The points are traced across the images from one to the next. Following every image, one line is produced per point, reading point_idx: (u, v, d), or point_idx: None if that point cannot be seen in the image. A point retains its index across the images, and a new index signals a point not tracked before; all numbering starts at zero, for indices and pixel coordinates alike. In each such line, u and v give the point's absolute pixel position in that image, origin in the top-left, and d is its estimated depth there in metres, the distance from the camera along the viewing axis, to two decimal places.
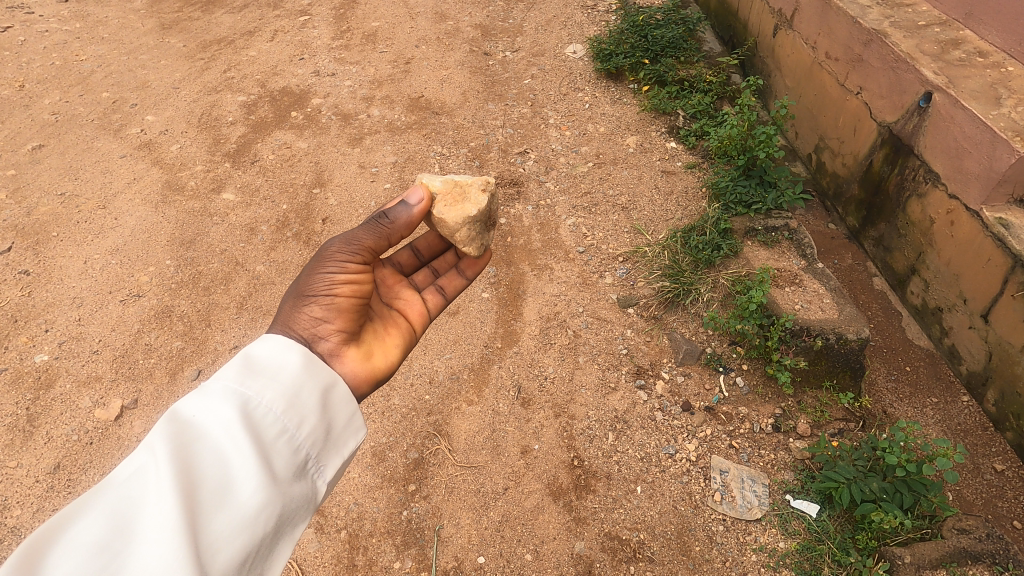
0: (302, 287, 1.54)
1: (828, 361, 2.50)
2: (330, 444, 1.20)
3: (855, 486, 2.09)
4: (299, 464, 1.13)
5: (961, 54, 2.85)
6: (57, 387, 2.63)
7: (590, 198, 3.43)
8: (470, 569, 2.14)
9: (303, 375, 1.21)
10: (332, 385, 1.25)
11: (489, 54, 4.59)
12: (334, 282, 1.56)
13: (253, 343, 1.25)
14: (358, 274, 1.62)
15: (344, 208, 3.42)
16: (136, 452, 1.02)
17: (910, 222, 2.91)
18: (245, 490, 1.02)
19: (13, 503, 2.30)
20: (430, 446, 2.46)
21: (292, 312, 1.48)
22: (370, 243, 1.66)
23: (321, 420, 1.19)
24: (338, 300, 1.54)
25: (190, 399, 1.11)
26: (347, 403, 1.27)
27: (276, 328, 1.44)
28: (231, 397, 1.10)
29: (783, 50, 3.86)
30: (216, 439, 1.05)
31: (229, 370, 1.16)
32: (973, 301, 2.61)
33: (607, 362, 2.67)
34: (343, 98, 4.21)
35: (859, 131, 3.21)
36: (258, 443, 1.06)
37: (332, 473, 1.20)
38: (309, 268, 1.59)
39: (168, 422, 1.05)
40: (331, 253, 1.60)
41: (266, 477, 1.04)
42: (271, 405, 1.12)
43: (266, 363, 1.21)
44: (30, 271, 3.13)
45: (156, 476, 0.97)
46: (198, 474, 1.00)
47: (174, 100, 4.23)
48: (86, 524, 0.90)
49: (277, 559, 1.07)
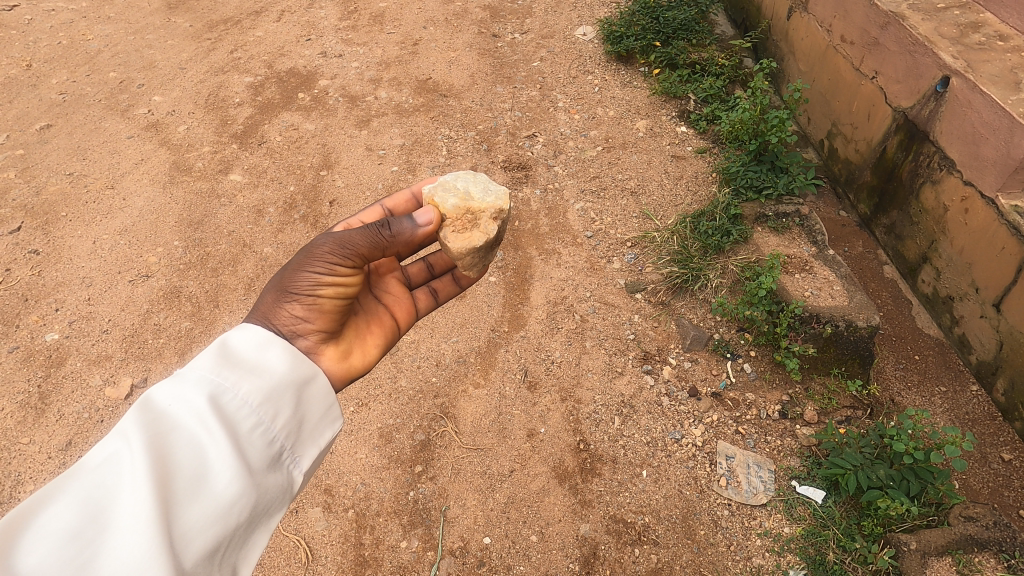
0: (287, 278, 1.49)
1: (837, 349, 2.48)
2: (305, 436, 1.22)
3: (862, 473, 2.10)
4: (275, 456, 1.14)
5: (981, 38, 2.79)
6: (68, 366, 2.66)
7: (599, 182, 3.40)
8: (476, 549, 2.16)
9: (282, 371, 1.21)
10: (309, 378, 1.26)
11: (497, 36, 4.53)
12: (318, 282, 1.50)
13: (231, 333, 1.25)
14: (346, 276, 1.55)
15: (352, 191, 3.41)
16: (110, 440, 1.02)
17: (924, 209, 2.87)
18: (220, 480, 1.02)
19: (27, 479, 2.34)
20: (436, 428, 2.47)
21: (272, 305, 1.45)
22: (363, 249, 1.55)
23: (295, 412, 1.20)
24: (321, 301, 1.50)
25: (165, 387, 1.10)
26: (324, 396, 1.28)
27: (253, 319, 1.41)
28: (207, 387, 1.10)
29: (797, 33, 3.79)
30: (191, 429, 1.05)
31: (206, 360, 1.15)
32: (986, 290, 2.58)
33: (614, 347, 2.66)
34: (350, 80, 4.18)
35: (873, 117, 3.16)
36: (234, 434, 1.07)
37: (307, 464, 1.22)
38: (296, 260, 1.53)
39: (142, 411, 1.05)
40: (321, 252, 1.51)
41: (241, 467, 1.05)
42: (247, 397, 1.13)
43: (243, 355, 1.21)
44: (39, 251, 3.14)
45: (130, 464, 0.98)
46: (173, 463, 1.01)
47: (181, 80, 4.21)
48: (59, 510, 0.91)
49: (253, 548, 1.09)
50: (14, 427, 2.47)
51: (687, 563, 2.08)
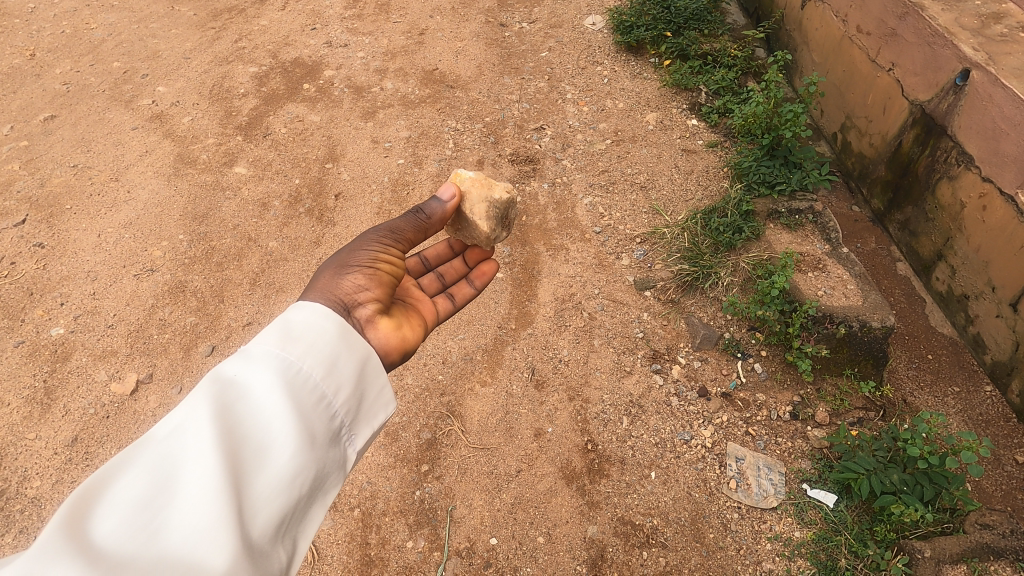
0: (344, 257, 1.52)
1: (850, 349, 2.44)
2: (364, 412, 1.19)
3: (875, 477, 2.06)
4: (336, 430, 1.12)
5: (1003, 29, 2.70)
6: (73, 361, 2.64)
7: (608, 176, 3.35)
8: (482, 550, 2.14)
9: (345, 345, 1.19)
10: (369, 355, 1.23)
11: (505, 25, 4.46)
12: (376, 257, 1.54)
13: (292, 307, 1.23)
14: (398, 258, 1.62)
15: (357, 184, 3.37)
16: (176, 410, 1.01)
17: (940, 206, 2.81)
18: (285, 453, 1.01)
19: (33, 474, 2.33)
20: (443, 427, 2.45)
21: (332, 279, 1.44)
22: (409, 234, 1.68)
23: (357, 388, 1.18)
24: (379, 273, 1.52)
25: (231, 359, 1.09)
26: (381, 373, 1.25)
27: (315, 291, 1.40)
28: (272, 359, 1.08)
29: (812, 23, 3.70)
30: (257, 400, 1.04)
31: (269, 333, 1.14)
32: (1002, 289, 2.53)
33: (623, 346, 2.63)
34: (356, 70, 4.12)
35: (889, 111, 3.08)
36: (298, 407, 1.05)
37: (365, 440, 1.19)
38: (350, 245, 1.57)
39: (208, 382, 1.04)
40: (374, 235, 1.60)
41: (304, 441, 1.03)
42: (310, 370, 1.11)
43: (306, 328, 1.18)
44: (44, 244, 3.12)
45: (196, 436, 0.96)
46: (240, 435, 1.00)
47: (186, 70, 4.17)
48: (129, 479, 0.91)
49: (311, 523, 1.08)
50: (20, 423, 2.47)
51: (696, 566, 2.06)
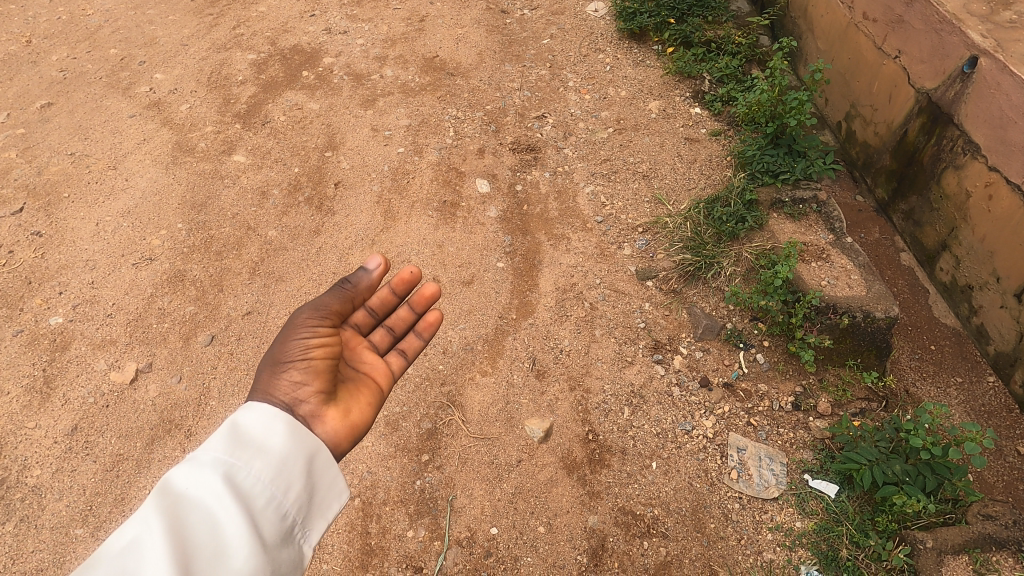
0: (276, 356, 1.48)
1: (853, 340, 2.43)
2: (316, 508, 1.25)
3: (877, 468, 2.05)
4: (288, 529, 1.18)
5: (1012, 15, 2.66)
6: (72, 350, 2.63)
7: (610, 165, 3.32)
8: (482, 540, 2.14)
9: (289, 445, 1.26)
10: (316, 452, 1.30)
11: (506, 12, 4.40)
12: (307, 346, 1.50)
13: (239, 412, 1.29)
14: (330, 336, 1.57)
15: (357, 173, 3.34)
16: (127, 524, 1.07)
17: (945, 195, 2.78)
18: (238, 557, 1.07)
19: (34, 463, 2.33)
20: (443, 417, 2.43)
21: (269, 380, 1.43)
22: (336, 309, 1.62)
23: (307, 484, 1.24)
24: (314, 362, 1.49)
25: (180, 469, 1.16)
26: (330, 466, 1.31)
27: (254, 397, 1.40)
28: (221, 467, 1.15)
29: (817, 10, 3.64)
30: (208, 508, 1.10)
31: (218, 440, 1.20)
32: (1007, 280, 2.50)
33: (624, 336, 2.62)
34: (355, 57, 4.07)
35: (895, 99, 3.04)
36: (249, 511, 1.12)
37: (319, 534, 1.25)
38: (279, 335, 1.52)
39: (158, 496, 1.10)
40: (301, 319, 1.54)
41: (256, 545, 1.09)
42: (260, 474, 1.17)
43: (254, 432, 1.25)
44: (42, 232, 3.10)
45: (151, 548, 1.02)
46: (191, 545, 1.05)
47: (183, 57, 4.12)
48: None
49: None
50: (19, 412, 2.46)
51: (697, 556, 2.06)
